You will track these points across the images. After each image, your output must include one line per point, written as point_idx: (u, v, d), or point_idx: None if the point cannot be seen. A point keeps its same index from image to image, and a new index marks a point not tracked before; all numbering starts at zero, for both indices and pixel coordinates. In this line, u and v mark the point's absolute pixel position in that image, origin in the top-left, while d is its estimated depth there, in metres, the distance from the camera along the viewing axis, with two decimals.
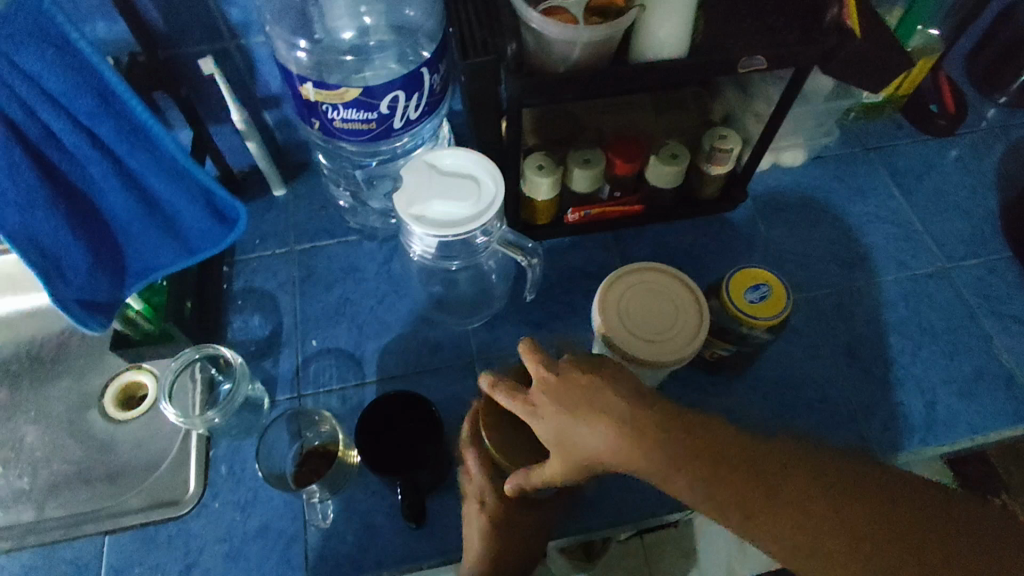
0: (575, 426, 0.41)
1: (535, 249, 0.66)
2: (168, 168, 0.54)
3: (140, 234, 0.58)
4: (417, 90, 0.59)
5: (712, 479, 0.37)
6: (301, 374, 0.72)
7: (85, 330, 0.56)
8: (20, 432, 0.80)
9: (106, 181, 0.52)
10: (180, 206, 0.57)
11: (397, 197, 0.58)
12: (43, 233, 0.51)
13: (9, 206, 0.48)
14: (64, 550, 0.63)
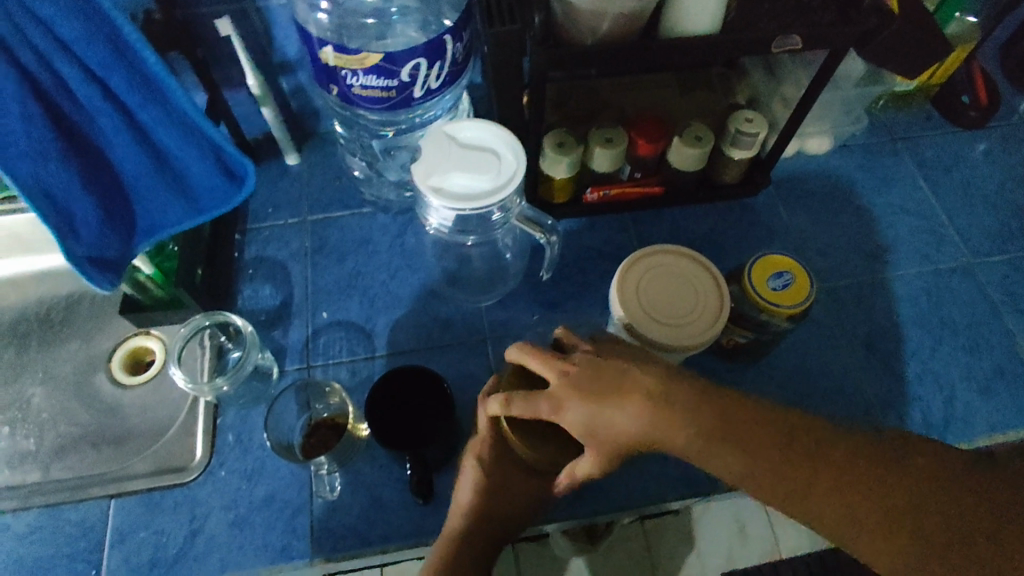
0: (602, 412, 0.41)
1: (556, 226, 0.64)
2: (181, 125, 0.52)
3: (150, 190, 0.57)
4: (440, 58, 0.58)
5: (749, 455, 0.37)
6: (311, 345, 0.71)
7: (95, 288, 0.55)
8: (27, 393, 0.80)
9: (118, 134, 0.51)
10: (192, 164, 0.56)
11: (416, 169, 0.57)
12: (56, 185, 0.50)
13: (23, 156, 0.47)
14: (69, 511, 0.63)
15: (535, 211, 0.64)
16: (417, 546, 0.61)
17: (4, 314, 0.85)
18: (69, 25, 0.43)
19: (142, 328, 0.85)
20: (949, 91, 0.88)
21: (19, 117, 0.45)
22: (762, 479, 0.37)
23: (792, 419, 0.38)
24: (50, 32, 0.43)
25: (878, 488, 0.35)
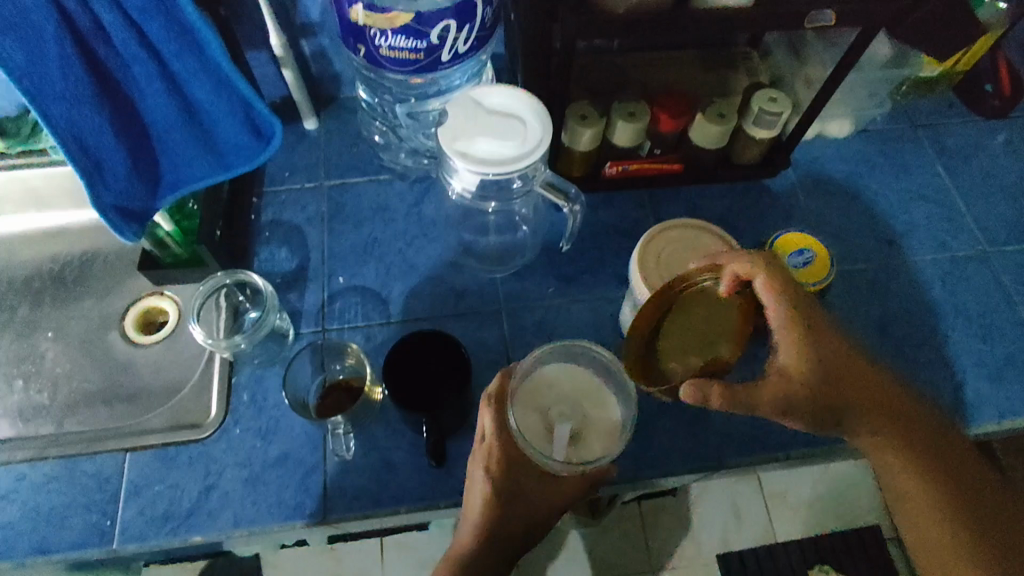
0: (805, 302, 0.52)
1: (579, 195, 0.63)
2: (212, 78, 0.52)
3: (177, 145, 0.56)
4: (469, 20, 0.57)
5: (884, 421, 0.53)
6: (326, 309, 0.71)
7: (119, 237, 0.54)
8: (41, 348, 0.80)
9: (149, 83, 0.51)
10: (220, 118, 0.55)
11: (441, 133, 0.57)
12: (87, 131, 0.50)
13: (59, 99, 0.47)
14: (86, 463, 0.63)
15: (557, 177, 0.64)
16: (428, 508, 0.62)
17: (18, 271, 0.85)
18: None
19: (156, 288, 0.85)
20: (972, 80, 0.87)
21: (58, 57, 0.46)
22: (884, 443, 0.54)
23: (902, 403, 0.54)
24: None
25: (973, 500, 0.53)
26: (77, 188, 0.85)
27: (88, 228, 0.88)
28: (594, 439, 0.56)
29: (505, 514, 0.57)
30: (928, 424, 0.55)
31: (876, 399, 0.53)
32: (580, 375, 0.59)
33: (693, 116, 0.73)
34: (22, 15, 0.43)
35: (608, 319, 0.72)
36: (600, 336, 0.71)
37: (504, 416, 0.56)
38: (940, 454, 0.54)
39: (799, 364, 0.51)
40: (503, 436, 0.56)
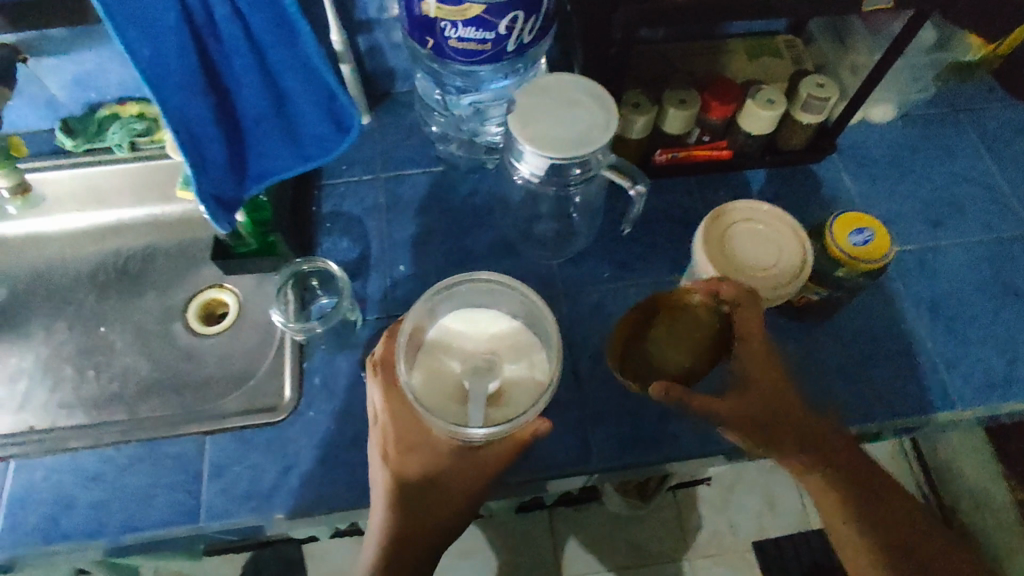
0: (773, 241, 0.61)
1: (644, 177, 0.64)
2: (304, 69, 0.55)
3: (264, 136, 0.59)
4: (535, 12, 0.59)
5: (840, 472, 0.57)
6: (390, 296, 0.74)
7: (214, 224, 0.56)
8: (109, 339, 0.83)
9: (247, 74, 0.54)
10: (306, 109, 0.58)
11: (510, 120, 0.59)
12: (193, 120, 0.52)
13: (174, 88, 0.50)
14: (168, 445, 0.66)
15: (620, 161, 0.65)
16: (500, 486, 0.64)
17: (84, 266, 0.88)
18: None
19: (216, 281, 0.88)
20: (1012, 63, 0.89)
21: (174, 49, 0.48)
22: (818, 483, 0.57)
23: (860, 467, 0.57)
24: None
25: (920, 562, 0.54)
26: (138, 185, 0.88)
27: (146, 224, 0.90)
28: (512, 391, 0.54)
29: (411, 506, 0.56)
30: (873, 476, 0.58)
31: (817, 434, 0.57)
32: (490, 322, 0.57)
33: (742, 102, 0.75)
34: (148, 8, 0.46)
35: None
36: None
37: (390, 385, 0.58)
38: (885, 509, 0.56)
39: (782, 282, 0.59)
40: (394, 412, 0.57)
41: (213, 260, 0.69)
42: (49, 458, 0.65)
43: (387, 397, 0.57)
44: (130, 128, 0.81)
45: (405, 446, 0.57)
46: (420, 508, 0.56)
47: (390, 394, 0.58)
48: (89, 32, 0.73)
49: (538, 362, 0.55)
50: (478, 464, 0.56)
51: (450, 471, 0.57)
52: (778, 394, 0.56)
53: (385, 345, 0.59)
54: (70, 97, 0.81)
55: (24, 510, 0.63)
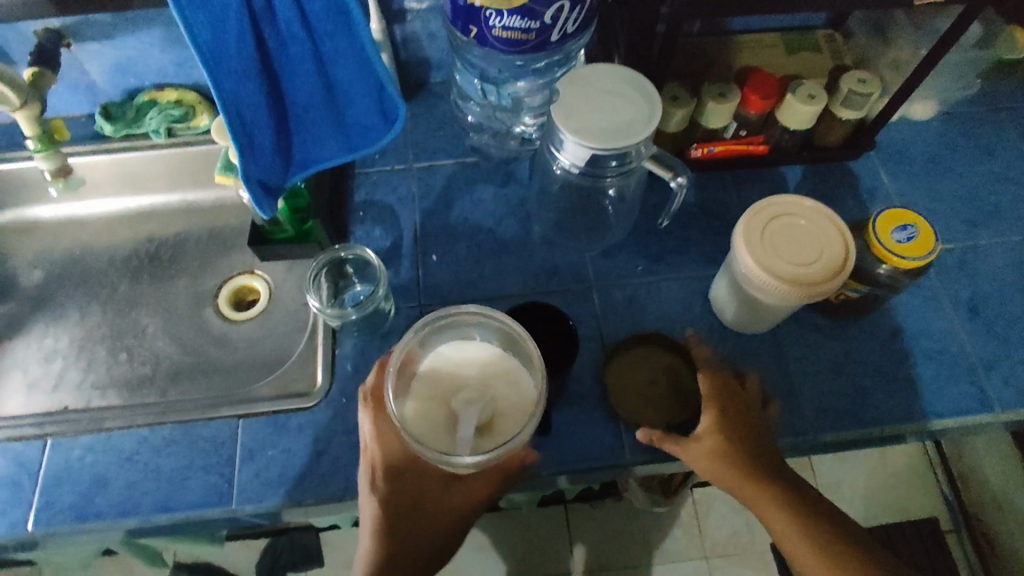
0: (816, 235, 0.60)
1: (685, 172, 0.63)
2: (357, 59, 0.55)
3: (311, 123, 0.59)
4: (580, 2, 0.59)
5: (790, 494, 0.56)
6: (422, 285, 0.73)
7: (260, 209, 0.57)
8: (142, 323, 0.84)
9: (300, 62, 0.54)
10: (355, 99, 0.58)
11: (554, 110, 0.59)
12: (246, 105, 0.53)
13: (230, 73, 0.50)
14: (202, 428, 0.66)
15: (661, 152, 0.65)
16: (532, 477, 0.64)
17: (117, 250, 0.89)
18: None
19: (247, 267, 0.88)
20: None
21: (234, 33, 0.48)
22: (766, 502, 0.56)
23: (810, 491, 0.57)
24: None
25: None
26: (172, 172, 0.89)
27: (178, 210, 0.91)
28: (503, 423, 0.52)
29: (399, 534, 0.57)
30: (848, 522, 0.56)
31: (780, 469, 0.57)
32: (481, 354, 0.56)
33: (782, 97, 0.74)
34: None
35: (696, 297, 0.73)
36: (690, 314, 0.72)
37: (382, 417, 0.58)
38: (864, 557, 0.54)
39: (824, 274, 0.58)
40: (383, 440, 0.58)
41: (250, 245, 0.70)
42: (85, 438, 0.66)
43: (376, 428, 0.58)
44: (167, 114, 0.81)
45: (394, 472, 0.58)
46: (410, 539, 0.57)
47: (381, 424, 0.58)
48: (131, 18, 0.74)
49: (528, 392, 0.54)
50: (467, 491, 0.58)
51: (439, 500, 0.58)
52: (738, 432, 0.58)
53: (377, 375, 0.60)
54: (111, 83, 0.82)
55: (61, 488, 0.64)
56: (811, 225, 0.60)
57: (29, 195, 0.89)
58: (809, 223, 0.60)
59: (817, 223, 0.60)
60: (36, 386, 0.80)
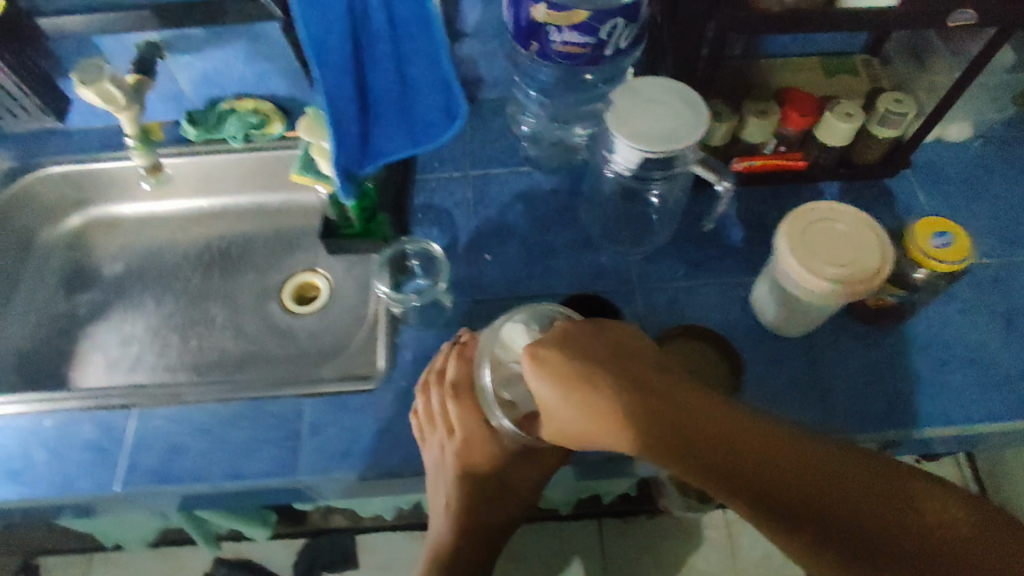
0: (860, 243, 0.63)
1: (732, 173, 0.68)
2: (430, 59, 0.62)
3: (387, 114, 0.65)
4: (635, 20, 0.64)
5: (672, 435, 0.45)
6: (475, 282, 0.78)
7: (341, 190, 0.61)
8: (212, 313, 0.91)
9: (383, 58, 0.61)
10: (423, 94, 0.65)
11: (608, 115, 0.64)
12: (339, 87, 0.59)
13: (330, 56, 0.57)
14: (270, 405, 0.71)
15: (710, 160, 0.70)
16: None
17: (191, 246, 0.97)
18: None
19: (310, 265, 0.95)
20: None
21: (337, 19, 0.56)
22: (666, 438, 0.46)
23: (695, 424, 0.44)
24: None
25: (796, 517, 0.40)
26: (243, 176, 0.96)
27: (247, 211, 0.99)
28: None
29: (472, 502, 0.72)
30: (830, 468, 0.41)
31: (708, 433, 0.43)
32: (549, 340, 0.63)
33: (821, 114, 0.78)
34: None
35: (737, 301, 0.76)
36: (731, 316, 0.75)
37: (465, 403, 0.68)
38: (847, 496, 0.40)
39: (866, 277, 0.61)
40: (468, 422, 0.69)
41: (321, 238, 0.76)
42: (163, 409, 0.72)
43: (461, 415, 0.68)
44: (245, 121, 0.88)
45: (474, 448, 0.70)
46: (489, 502, 0.73)
47: (464, 411, 0.68)
48: (219, 32, 0.81)
49: None
50: (535, 468, 0.71)
51: (511, 474, 0.71)
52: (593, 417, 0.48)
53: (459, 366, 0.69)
54: (196, 92, 0.89)
55: (141, 454, 0.69)
56: (856, 233, 0.64)
57: (114, 194, 0.97)
58: (853, 231, 0.64)
59: (861, 231, 0.64)
60: (117, 365, 0.87)
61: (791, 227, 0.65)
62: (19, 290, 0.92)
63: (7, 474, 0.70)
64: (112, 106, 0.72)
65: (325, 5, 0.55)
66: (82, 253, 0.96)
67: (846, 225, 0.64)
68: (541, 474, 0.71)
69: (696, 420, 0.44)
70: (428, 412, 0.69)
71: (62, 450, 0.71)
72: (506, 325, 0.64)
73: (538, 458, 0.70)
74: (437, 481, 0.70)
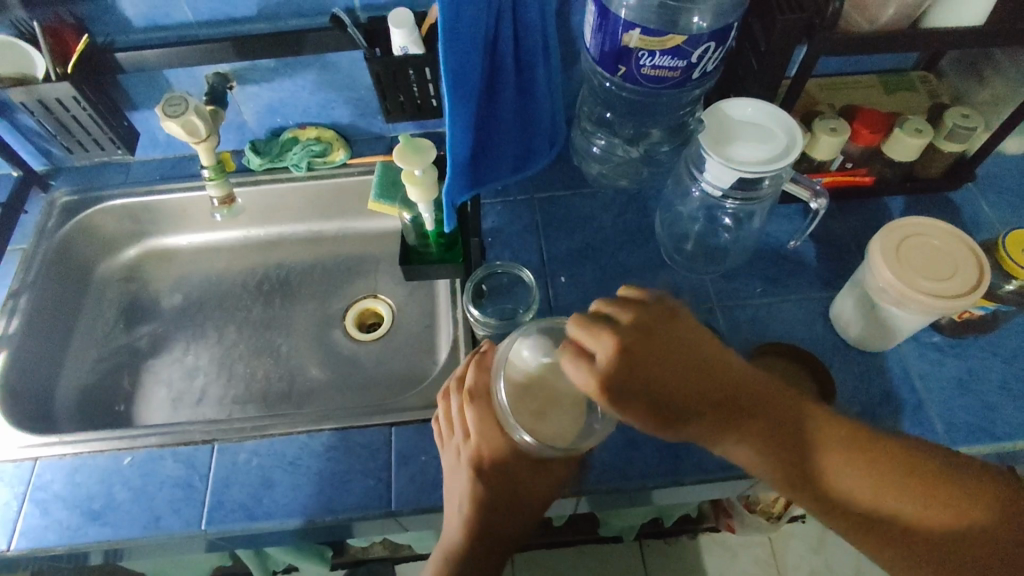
0: (953, 260, 0.65)
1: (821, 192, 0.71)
2: (538, 130, 0.79)
3: (484, 148, 0.75)
4: (724, 44, 0.65)
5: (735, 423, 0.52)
6: (553, 304, 0.77)
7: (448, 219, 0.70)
8: (275, 342, 0.89)
9: (501, 122, 0.74)
10: (526, 149, 0.80)
11: (701, 137, 0.66)
12: (461, 139, 0.67)
13: (460, 115, 0.65)
14: (357, 434, 0.71)
15: (796, 177, 0.72)
16: (675, 485, 0.66)
17: (249, 275, 0.96)
18: (529, 37, 0.67)
19: (370, 292, 0.95)
20: None
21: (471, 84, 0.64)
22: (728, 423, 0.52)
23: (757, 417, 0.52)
24: (519, 45, 0.68)
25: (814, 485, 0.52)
26: (300, 204, 0.95)
27: (304, 239, 0.98)
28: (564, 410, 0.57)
29: (489, 517, 0.60)
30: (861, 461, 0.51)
31: (785, 434, 0.52)
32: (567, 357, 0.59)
33: (890, 131, 0.79)
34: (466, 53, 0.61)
35: (817, 317, 0.76)
36: (813, 332, 0.75)
37: (484, 410, 0.61)
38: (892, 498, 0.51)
39: (959, 293, 0.63)
40: (484, 426, 0.61)
41: (401, 266, 0.78)
42: (249, 442, 0.71)
43: (477, 419, 0.61)
44: (309, 150, 0.87)
45: (490, 456, 0.61)
46: (499, 519, 0.61)
47: (482, 412, 0.62)
48: (288, 63, 0.81)
49: None
50: (547, 481, 0.62)
51: (525, 488, 0.61)
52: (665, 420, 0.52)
53: (476, 372, 0.64)
54: (259, 122, 0.89)
55: (230, 489, 0.68)
56: (949, 251, 0.65)
57: (171, 226, 0.96)
58: (948, 250, 0.65)
59: (957, 250, 0.65)
60: (181, 399, 0.85)
61: (885, 237, 0.66)
62: (79, 325, 0.90)
63: (89, 515, 0.67)
64: (192, 137, 0.74)
65: (466, 75, 0.63)
66: (139, 285, 0.95)
67: (940, 242, 0.66)
68: (553, 490, 0.62)
69: (771, 422, 0.52)
70: (449, 420, 0.65)
71: (145, 488, 0.69)
72: (515, 343, 0.60)
73: (551, 471, 0.62)
74: (452, 490, 0.62)
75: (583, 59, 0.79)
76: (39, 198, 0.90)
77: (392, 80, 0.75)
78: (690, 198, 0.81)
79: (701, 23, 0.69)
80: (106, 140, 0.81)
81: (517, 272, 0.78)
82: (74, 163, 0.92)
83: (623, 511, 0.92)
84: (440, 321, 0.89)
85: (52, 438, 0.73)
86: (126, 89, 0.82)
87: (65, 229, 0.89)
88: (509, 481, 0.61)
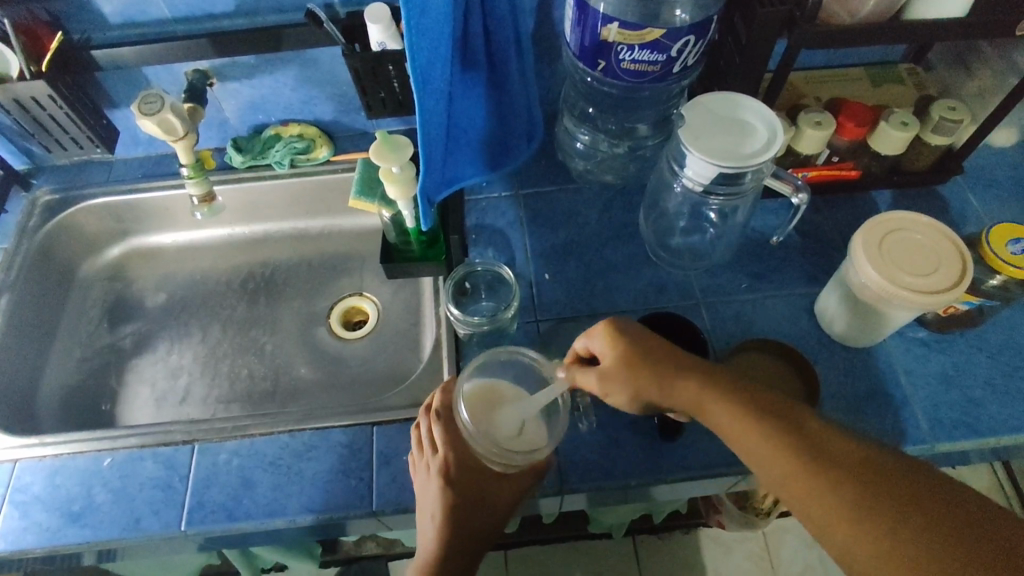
0: (931, 254, 0.64)
1: (803, 184, 0.70)
2: (520, 126, 0.79)
3: (459, 148, 0.75)
4: (704, 37, 0.64)
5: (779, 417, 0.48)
6: (536, 300, 0.77)
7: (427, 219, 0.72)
8: (260, 341, 0.89)
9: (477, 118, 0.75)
10: (511, 144, 0.81)
11: (680, 131, 0.65)
12: (432, 143, 0.68)
13: (431, 118, 0.65)
14: (339, 433, 0.70)
15: (780, 172, 0.71)
16: (659, 482, 0.65)
17: (233, 275, 0.95)
18: (501, 33, 0.67)
19: (357, 289, 0.94)
20: None
21: (441, 85, 0.64)
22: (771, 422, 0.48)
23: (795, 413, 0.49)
24: (491, 39, 0.68)
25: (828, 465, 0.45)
26: (285, 202, 0.94)
27: (289, 238, 0.98)
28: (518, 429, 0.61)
29: (463, 522, 0.62)
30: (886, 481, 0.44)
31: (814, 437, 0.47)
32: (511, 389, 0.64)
33: (875, 124, 0.78)
34: (435, 54, 0.60)
35: (803, 312, 0.75)
36: (799, 329, 0.74)
37: (450, 428, 0.63)
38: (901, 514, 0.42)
39: (940, 289, 0.62)
40: (455, 441, 0.63)
41: (381, 263, 0.79)
42: (230, 443, 0.70)
43: (450, 437, 0.63)
44: (292, 147, 0.86)
45: (461, 472, 0.62)
46: (473, 519, 0.63)
47: (451, 433, 0.63)
48: (270, 60, 0.80)
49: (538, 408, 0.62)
50: (512, 491, 0.63)
51: (488, 497, 0.63)
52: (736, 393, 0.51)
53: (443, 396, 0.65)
54: (241, 120, 0.88)
55: (211, 489, 0.68)
56: (931, 245, 0.65)
57: (155, 224, 0.96)
58: (930, 244, 0.65)
59: (939, 242, 0.65)
60: (165, 399, 0.85)
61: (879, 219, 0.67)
62: (62, 324, 0.90)
63: (70, 516, 0.67)
64: (168, 135, 0.74)
65: (435, 73, 0.62)
66: (123, 285, 0.95)
67: (921, 229, 0.66)
68: (518, 498, 0.63)
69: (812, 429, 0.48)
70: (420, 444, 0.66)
71: (125, 489, 0.68)
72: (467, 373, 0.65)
73: (517, 480, 0.63)
74: (423, 507, 0.62)
75: (565, 53, 0.78)
76: (20, 198, 0.90)
77: (372, 76, 0.74)
78: (674, 193, 0.79)
79: (683, 15, 0.68)
80: (84, 139, 0.80)
81: (497, 270, 0.77)
82: (57, 162, 0.92)
83: (611, 509, 0.92)
84: (426, 319, 0.88)
85: (33, 439, 0.73)
86: (105, 87, 0.82)
87: (47, 227, 0.88)
88: (471, 493, 0.63)
